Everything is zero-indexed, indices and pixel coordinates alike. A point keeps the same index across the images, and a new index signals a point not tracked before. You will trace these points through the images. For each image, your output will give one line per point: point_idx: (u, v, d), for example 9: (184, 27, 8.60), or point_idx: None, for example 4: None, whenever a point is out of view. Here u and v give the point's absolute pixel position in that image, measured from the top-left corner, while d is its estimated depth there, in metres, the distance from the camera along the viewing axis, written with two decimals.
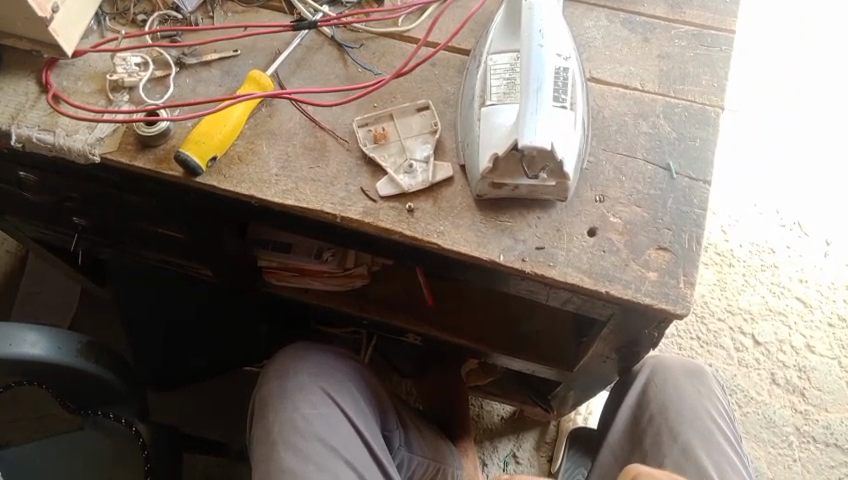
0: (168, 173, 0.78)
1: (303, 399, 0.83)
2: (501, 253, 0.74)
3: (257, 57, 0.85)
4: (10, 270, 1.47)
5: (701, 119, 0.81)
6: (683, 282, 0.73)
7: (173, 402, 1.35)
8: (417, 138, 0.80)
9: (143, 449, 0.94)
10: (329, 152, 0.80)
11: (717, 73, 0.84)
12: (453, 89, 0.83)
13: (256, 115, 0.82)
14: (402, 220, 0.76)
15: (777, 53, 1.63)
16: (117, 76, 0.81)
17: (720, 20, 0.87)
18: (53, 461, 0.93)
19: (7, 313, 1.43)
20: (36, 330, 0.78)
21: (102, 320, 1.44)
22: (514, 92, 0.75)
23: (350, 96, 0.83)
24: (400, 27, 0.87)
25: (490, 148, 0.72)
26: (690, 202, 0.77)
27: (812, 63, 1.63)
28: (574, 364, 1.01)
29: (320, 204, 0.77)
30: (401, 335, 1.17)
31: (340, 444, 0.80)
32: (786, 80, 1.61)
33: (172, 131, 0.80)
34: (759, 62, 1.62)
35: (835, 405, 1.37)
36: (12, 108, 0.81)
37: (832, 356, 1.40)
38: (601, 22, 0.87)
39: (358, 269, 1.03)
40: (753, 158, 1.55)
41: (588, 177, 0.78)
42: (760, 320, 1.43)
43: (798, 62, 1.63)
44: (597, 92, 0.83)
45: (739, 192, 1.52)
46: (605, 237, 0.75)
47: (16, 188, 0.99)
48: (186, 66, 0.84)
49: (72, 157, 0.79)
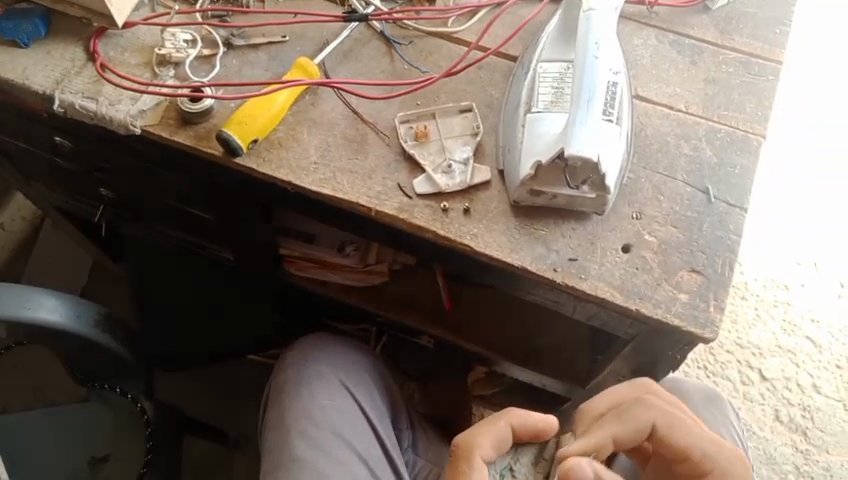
0: (207, 151, 0.78)
1: (321, 390, 0.88)
2: (533, 261, 0.74)
3: (305, 44, 0.85)
4: (26, 236, 1.47)
5: (742, 146, 0.81)
6: (713, 306, 0.73)
7: (175, 383, 1.34)
8: (458, 139, 0.80)
9: (146, 426, 0.94)
10: (369, 145, 0.80)
11: (762, 101, 0.84)
12: (497, 94, 0.83)
13: (300, 102, 0.82)
14: (437, 219, 0.76)
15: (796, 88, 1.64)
16: (165, 51, 0.82)
17: (768, 50, 0.87)
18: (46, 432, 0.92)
19: (18, 278, 1.42)
20: (55, 295, 0.78)
21: (113, 292, 1.43)
22: (561, 102, 0.76)
23: (394, 91, 0.83)
24: (449, 27, 0.88)
25: (534, 155, 0.73)
26: (726, 227, 0.77)
27: (837, 126, 1.61)
28: (586, 380, 1.00)
29: (356, 196, 0.77)
30: (415, 337, 1.17)
31: (354, 438, 0.85)
32: (814, 151, 1.58)
33: (215, 110, 0.80)
34: (781, 105, 1.61)
35: (837, 447, 1.34)
36: (58, 72, 0.81)
37: (838, 398, 1.37)
38: (650, 41, 0.88)
39: (379, 265, 1.02)
40: (768, 229, 1.51)
41: (627, 194, 0.78)
42: (769, 355, 1.41)
43: (823, 121, 1.61)
44: (641, 110, 0.83)
45: (768, 266, 1.48)
46: (639, 254, 0.75)
47: (49, 153, 0.99)
48: (233, 47, 0.84)
49: (113, 127, 0.79)
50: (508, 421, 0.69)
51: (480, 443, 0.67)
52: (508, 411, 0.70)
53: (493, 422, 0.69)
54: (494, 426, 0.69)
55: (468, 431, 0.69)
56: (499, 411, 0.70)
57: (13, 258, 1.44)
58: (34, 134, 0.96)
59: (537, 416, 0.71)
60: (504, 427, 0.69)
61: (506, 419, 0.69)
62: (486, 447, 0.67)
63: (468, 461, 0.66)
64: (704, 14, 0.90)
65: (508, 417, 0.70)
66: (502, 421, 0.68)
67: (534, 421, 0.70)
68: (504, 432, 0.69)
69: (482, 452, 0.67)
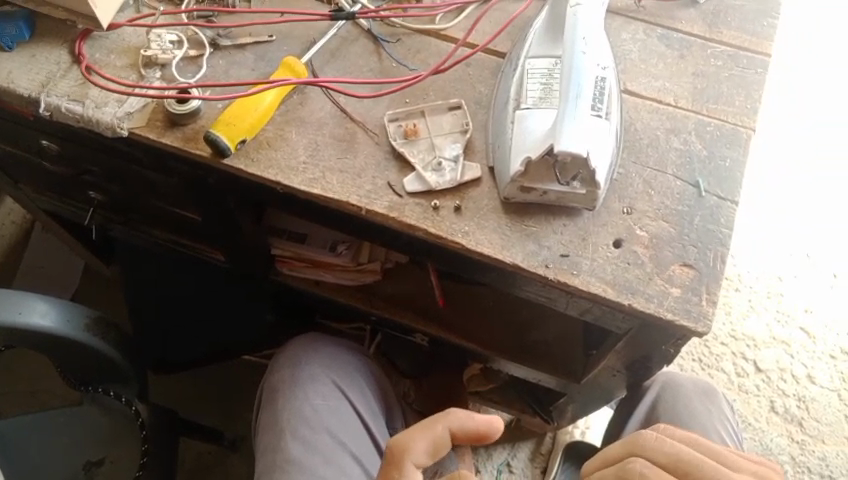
0: (195, 152, 0.77)
1: (314, 391, 0.88)
2: (524, 258, 0.74)
3: (292, 43, 0.85)
4: (17, 240, 1.46)
5: (732, 139, 0.81)
6: (705, 300, 0.72)
7: (169, 385, 1.34)
8: (447, 137, 0.80)
9: (141, 430, 0.93)
10: (358, 144, 0.79)
11: (751, 95, 0.84)
12: (486, 90, 0.83)
13: (288, 102, 0.81)
14: (427, 217, 0.75)
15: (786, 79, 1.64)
16: (151, 52, 0.81)
17: (757, 43, 0.87)
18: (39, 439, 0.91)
19: (10, 283, 1.41)
20: (45, 299, 0.77)
21: (105, 296, 1.43)
22: (550, 98, 0.76)
23: (383, 89, 0.83)
24: (437, 24, 0.87)
25: (523, 152, 0.73)
26: (717, 220, 0.76)
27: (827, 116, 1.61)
28: (581, 376, 0.99)
29: (346, 196, 0.76)
30: (408, 335, 1.16)
31: (348, 438, 0.85)
32: (814, 152, 1.58)
33: (202, 111, 0.79)
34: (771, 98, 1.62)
35: (832, 437, 1.34)
36: (43, 76, 0.80)
37: (833, 388, 1.38)
38: (638, 35, 0.88)
39: (370, 264, 1.01)
40: (764, 225, 1.51)
41: (617, 189, 0.78)
42: (763, 347, 1.41)
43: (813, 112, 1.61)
44: (631, 105, 0.83)
45: (761, 257, 1.49)
46: (631, 249, 0.75)
47: (37, 157, 0.99)
48: (220, 48, 0.84)
49: (99, 130, 0.78)
50: (446, 424, 0.68)
51: (414, 445, 0.67)
52: (447, 415, 0.69)
53: (432, 425, 0.69)
54: (430, 431, 0.68)
55: (403, 433, 0.68)
56: (438, 414, 0.70)
57: (4, 263, 1.44)
58: (20, 138, 0.95)
59: (479, 417, 0.70)
60: (441, 430, 0.68)
61: (445, 423, 0.69)
62: (421, 452, 0.67)
63: (398, 465, 0.66)
64: (692, 8, 0.89)
65: (447, 420, 0.69)
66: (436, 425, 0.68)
67: (474, 425, 0.69)
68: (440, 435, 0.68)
69: (415, 457, 0.66)
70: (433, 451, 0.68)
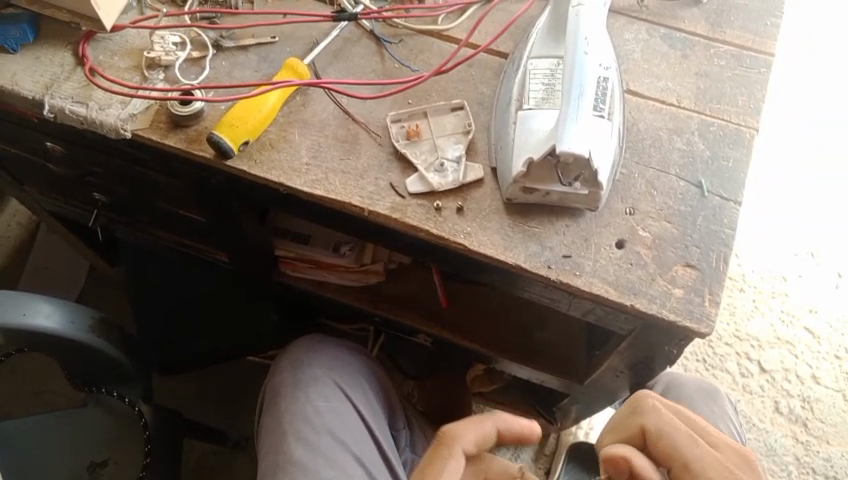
0: (198, 153, 0.77)
1: (316, 392, 0.88)
2: (527, 258, 0.74)
3: (295, 45, 0.85)
4: (22, 241, 1.47)
5: (734, 139, 0.81)
6: (708, 301, 0.72)
7: (173, 386, 1.34)
8: (450, 137, 0.80)
9: (144, 430, 0.94)
10: (360, 145, 0.79)
11: (754, 94, 0.83)
12: (489, 91, 0.83)
13: (291, 103, 0.81)
14: (430, 218, 0.75)
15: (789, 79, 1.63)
16: (154, 54, 0.82)
17: (759, 43, 0.87)
18: (44, 439, 0.91)
19: (15, 285, 1.41)
20: (49, 300, 0.77)
21: (110, 296, 1.43)
22: (552, 99, 0.76)
23: (386, 90, 0.83)
24: (439, 25, 0.87)
25: (526, 152, 0.73)
26: (720, 221, 0.76)
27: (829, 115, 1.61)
28: (584, 376, 0.99)
29: (348, 196, 0.76)
30: (412, 335, 1.16)
31: (350, 439, 0.85)
32: (814, 151, 1.57)
33: (205, 112, 0.79)
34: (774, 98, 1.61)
35: (837, 438, 1.34)
36: (47, 78, 0.81)
37: (837, 389, 1.37)
38: (641, 36, 0.88)
39: (374, 265, 1.01)
40: (768, 226, 1.51)
41: (620, 189, 0.78)
42: (768, 347, 1.41)
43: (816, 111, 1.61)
44: (633, 105, 0.83)
45: (766, 257, 1.48)
46: (633, 250, 0.75)
47: (41, 158, 0.99)
48: (223, 49, 0.84)
49: (103, 131, 0.79)
50: (495, 424, 0.72)
51: (464, 434, 0.70)
52: (496, 415, 0.73)
53: (481, 421, 0.72)
54: (482, 425, 0.71)
55: (456, 423, 0.71)
56: (487, 413, 0.73)
57: (9, 263, 1.44)
58: (25, 141, 0.96)
59: (522, 422, 0.74)
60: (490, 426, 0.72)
61: (493, 421, 0.72)
62: (469, 442, 0.70)
63: (448, 448, 0.69)
64: (694, 8, 0.89)
65: (496, 420, 0.72)
66: (487, 420, 0.71)
67: (519, 426, 0.73)
68: (488, 432, 0.71)
69: (464, 445, 0.70)
70: (478, 444, 0.71)
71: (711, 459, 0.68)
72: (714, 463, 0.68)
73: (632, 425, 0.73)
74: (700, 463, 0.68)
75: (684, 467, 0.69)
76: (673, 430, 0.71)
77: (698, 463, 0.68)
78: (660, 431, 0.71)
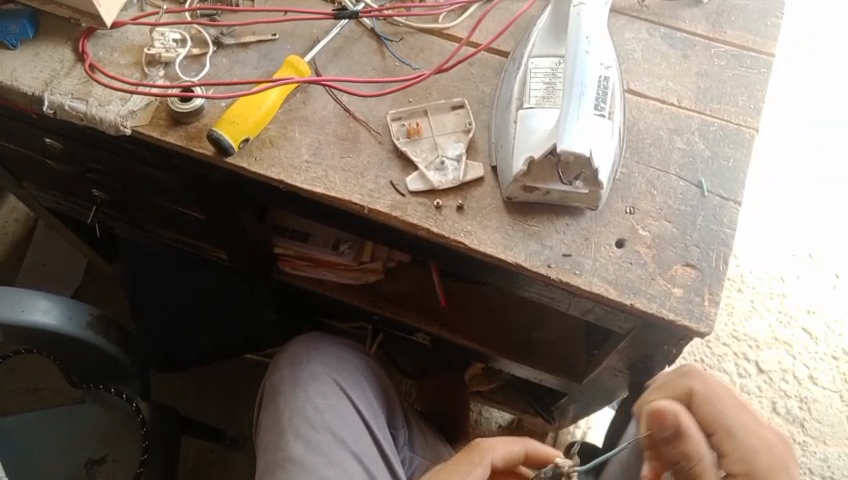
0: (198, 150, 0.77)
1: (315, 390, 0.88)
2: (527, 257, 0.74)
3: (295, 43, 0.85)
4: (19, 238, 1.46)
5: (734, 139, 0.81)
6: (707, 300, 0.72)
7: (172, 383, 1.34)
8: (450, 136, 0.80)
9: (141, 427, 0.93)
10: (360, 143, 0.79)
11: (754, 94, 0.84)
12: (489, 89, 0.83)
13: (291, 100, 0.81)
14: (430, 216, 0.75)
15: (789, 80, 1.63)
16: (154, 50, 0.81)
17: (760, 43, 0.87)
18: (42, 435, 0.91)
19: (12, 282, 1.40)
20: (48, 297, 0.77)
21: (108, 294, 1.42)
22: (553, 98, 0.76)
23: (386, 88, 0.83)
24: (440, 24, 0.87)
25: (526, 150, 0.73)
26: (720, 221, 0.76)
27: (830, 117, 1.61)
28: (582, 376, 0.99)
29: (348, 194, 0.76)
30: (411, 334, 1.16)
31: (349, 437, 0.85)
32: (814, 151, 1.57)
33: (205, 109, 0.79)
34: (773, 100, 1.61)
35: (834, 438, 1.34)
36: (47, 74, 0.80)
37: (835, 389, 1.38)
38: (641, 35, 0.88)
39: (373, 264, 1.01)
40: (766, 226, 1.51)
41: (620, 188, 0.78)
42: (765, 348, 1.41)
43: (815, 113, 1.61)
44: (633, 104, 0.83)
45: (764, 258, 1.48)
46: (633, 249, 0.75)
47: (40, 155, 0.99)
48: (223, 46, 0.84)
49: (103, 128, 0.79)
50: (525, 446, 0.77)
51: (497, 446, 0.74)
52: (527, 438, 0.77)
53: (513, 441, 0.76)
54: (514, 444, 0.76)
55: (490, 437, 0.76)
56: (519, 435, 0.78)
57: (6, 260, 1.44)
58: (24, 137, 0.96)
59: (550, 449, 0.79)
60: (520, 448, 0.76)
61: (524, 444, 0.77)
62: (500, 455, 0.74)
63: (479, 455, 0.73)
64: (695, 8, 0.89)
65: (526, 443, 0.77)
66: (518, 442, 0.76)
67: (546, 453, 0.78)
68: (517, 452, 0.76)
69: (495, 456, 0.74)
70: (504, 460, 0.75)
71: (763, 439, 0.60)
72: (762, 443, 0.60)
73: (681, 386, 0.67)
74: (746, 434, 0.61)
75: (729, 435, 0.61)
76: (720, 399, 0.64)
77: (747, 438, 0.61)
78: (709, 397, 0.65)
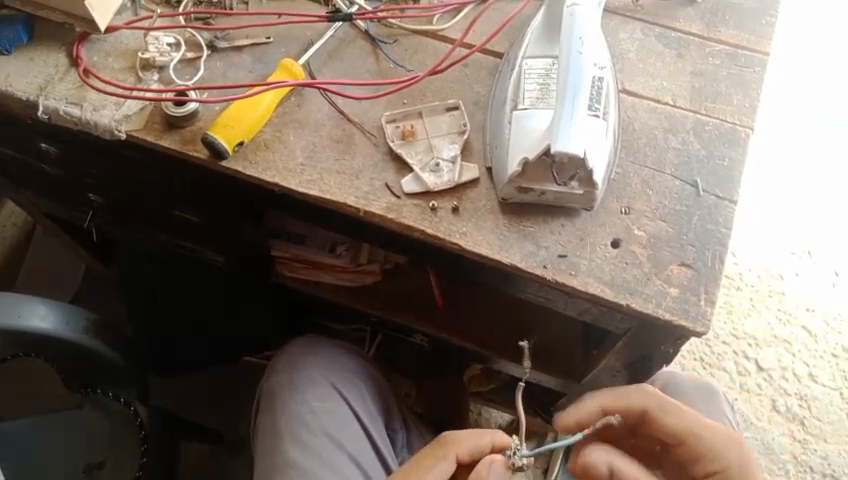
0: (193, 154, 0.77)
1: (312, 393, 0.88)
2: (523, 258, 0.74)
3: (290, 45, 0.85)
4: (17, 242, 1.46)
5: (730, 137, 0.81)
6: (703, 300, 0.72)
7: (171, 386, 1.34)
8: (445, 137, 0.80)
9: (140, 430, 0.93)
10: (355, 145, 0.79)
11: (749, 93, 0.84)
12: (484, 91, 0.83)
13: (285, 103, 0.81)
14: (425, 218, 0.75)
15: (786, 78, 1.63)
16: (148, 54, 0.81)
17: (755, 41, 0.87)
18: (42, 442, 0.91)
19: (10, 286, 1.40)
20: (44, 302, 0.77)
21: (106, 298, 1.42)
22: (547, 98, 0.76)
23: (381, 91, 0.83)
24: (434, 25, 0.87)
25: (520, 152, 0.73)
26: (715, 220, 0.76)
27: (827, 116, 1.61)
28: (581, 376, 0.99)
29: (344, 197, 0.76)
30: (409, 335, 1.16)
31: (347, 440, 0.85)
32: (814, 151, 1.57)
33: (200, 113, 0.79)
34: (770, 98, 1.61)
35: (834, 436, 1.34)
36: (41, 79, 0.80)
37: (835, 387, 1.37)
38: (635, 35, 0.88)
39: (370, 265, 1.01)
40: (765, 225, 1.51)
41: (615, 188, 0.78)
42: (765, 346, 1.41)
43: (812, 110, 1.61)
44: (628, 104, 0.83)
45: (763, 256, 1.48)
46: (629, 249, 0.75)
47: (36, 160, 0.99)
48: (217, 50, 0.84)
49: (97, 132, 0.79)
50: (491, 438, 0.77)
51: (461, 437, 0.76)
52: (498, 430, 0.77)
53: (479, 433, 0.77)
54: (479, 436, 0.76)
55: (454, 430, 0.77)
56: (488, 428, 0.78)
57: (4, 265, 1.44)
58: (19, 142, 0.96)
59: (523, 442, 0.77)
60: (486, 441, 0.76)
61: (491, 436, 0.77)
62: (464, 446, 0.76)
63: (441, 449, 0.76)
64: (689, 7, 0.89)
65: (493, 435, 0.77)
66: (485, 434, 0.76)
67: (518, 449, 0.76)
68: (482, 443, 0.76)
69: (459, 448, 0.75)
70: (473, 455, 0.76)
71: (721, 433, 0.77)
72: (722, 433, 0.77)
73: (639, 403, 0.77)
74: (715, 434, 0.77)
75: (701, 437, 0.76)
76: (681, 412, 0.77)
77: (711, 436, 0.76)
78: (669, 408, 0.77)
